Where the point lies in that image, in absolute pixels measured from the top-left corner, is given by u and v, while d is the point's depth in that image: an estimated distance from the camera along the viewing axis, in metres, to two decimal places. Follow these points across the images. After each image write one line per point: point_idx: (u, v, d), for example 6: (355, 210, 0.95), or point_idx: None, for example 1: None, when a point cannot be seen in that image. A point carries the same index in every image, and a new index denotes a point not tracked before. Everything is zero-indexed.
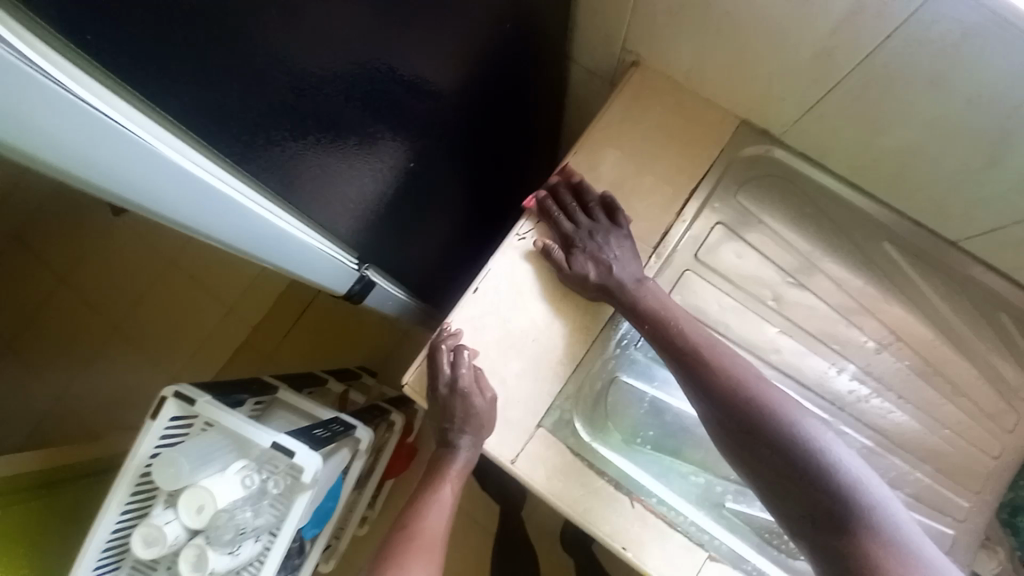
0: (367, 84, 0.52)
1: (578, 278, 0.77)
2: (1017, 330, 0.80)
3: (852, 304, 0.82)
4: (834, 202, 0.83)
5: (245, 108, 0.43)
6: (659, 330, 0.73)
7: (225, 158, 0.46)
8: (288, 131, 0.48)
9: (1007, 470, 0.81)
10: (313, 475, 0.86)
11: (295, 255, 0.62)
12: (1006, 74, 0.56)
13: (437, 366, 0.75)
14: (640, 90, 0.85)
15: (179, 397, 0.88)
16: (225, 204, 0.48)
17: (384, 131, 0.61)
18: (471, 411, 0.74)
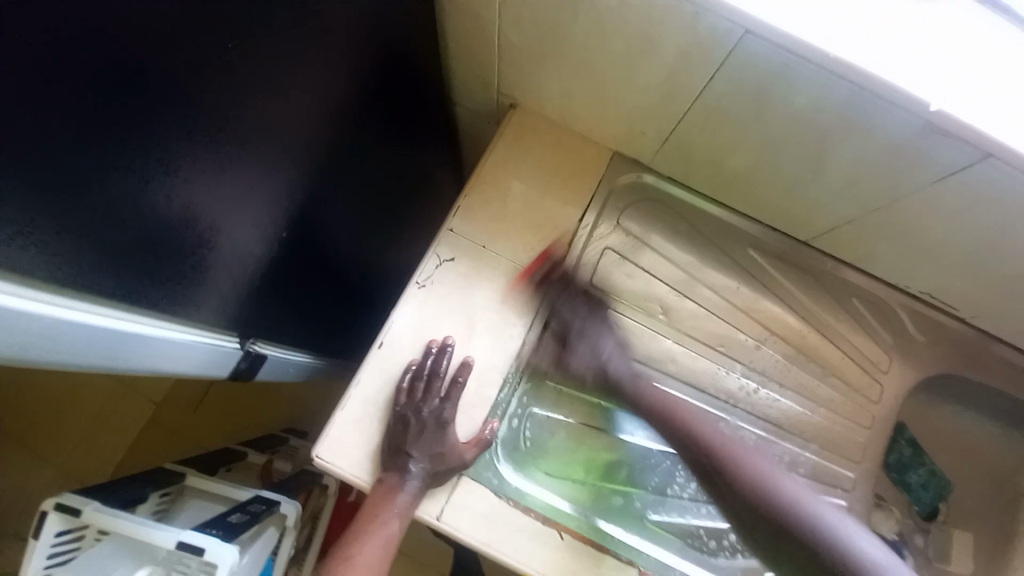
0: (211, 165, 0.49)
1: (566, 359, 0.84)
2: (869, 312, 0.91)
3: (729, 307, 0.90)
4: (703, 218, 0.91)
5: (64, 222, 0.38)
6: (665, 419, 0.80)
7: (42, 279, 0.41)
8: (119, 233, 0.44)
9: (880, 438, 0.91)
10: (229, 569, 0.79)
11: (155, 353, 0.56)
12: (812, 101, 0.64)
13: (429, 389, 0.75)
14: (519, 130, 0.89)
15: (63, 508, 0.78)
16: (53, 325, 0.43)
17: (246, 203, 0.57)
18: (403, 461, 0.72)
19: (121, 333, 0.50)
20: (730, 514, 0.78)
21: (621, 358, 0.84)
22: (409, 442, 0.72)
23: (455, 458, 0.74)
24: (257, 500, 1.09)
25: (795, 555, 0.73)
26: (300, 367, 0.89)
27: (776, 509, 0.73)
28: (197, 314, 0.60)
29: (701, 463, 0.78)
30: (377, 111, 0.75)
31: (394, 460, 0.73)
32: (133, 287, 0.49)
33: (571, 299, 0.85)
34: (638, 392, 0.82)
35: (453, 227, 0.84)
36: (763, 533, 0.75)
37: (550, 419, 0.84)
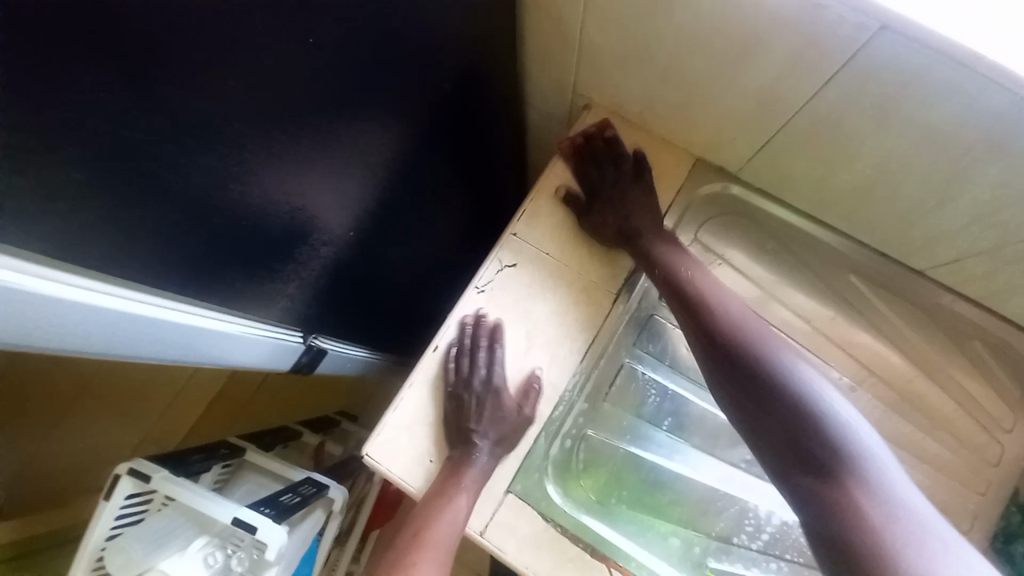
0: (281, 170, 0.48)
1: (596, 226, 0.78)
2: (992, 359, 0.78)
3: (821, 339, 0.80)
4: (796, 237, 0.81)
5: (135, 223, 0.38)
6: (669, 274, 0.73)
7: (117, 277, 0.42)
8: (189, 237, 0.44)
9: (993, 507, 0.78)
10: (279, 551, 0.81)
11: (220, 346, 0.57)
12: (953, 115, 0.54)
13: (474, 360, 0.74)
14: (594, 131, 0.83)
15: (136, 473, 0.83)
16: (125, 320, 0.44)
17: (315, 205, 0.57)
18: (461, 466, 0.70)
19: (188, 330, 0.51)
20: (758, 438, 0.60)
21: (654, 219, 0.77)
22: (472, 417, 0.71)
23: (515, 415, 0.73)
24: (307, 482, 1.11)
25: (794, 464, 0.56)
26: (358, 361, 0.89)
27: (784, 394, 0.59)
28: (265, 314, 0.61)
29: (721, 350, 0.65)
30: (452, 111, 0.72)
31: (458, 435, 0.72)
32: (207, 286, 0.50)
33: (592, 163, 0.81)
34: (647, 250, 0.76)
35: (517, 231, 0.80)
36: (764, 433, 0.59)
37: (604, 443, 0.78)
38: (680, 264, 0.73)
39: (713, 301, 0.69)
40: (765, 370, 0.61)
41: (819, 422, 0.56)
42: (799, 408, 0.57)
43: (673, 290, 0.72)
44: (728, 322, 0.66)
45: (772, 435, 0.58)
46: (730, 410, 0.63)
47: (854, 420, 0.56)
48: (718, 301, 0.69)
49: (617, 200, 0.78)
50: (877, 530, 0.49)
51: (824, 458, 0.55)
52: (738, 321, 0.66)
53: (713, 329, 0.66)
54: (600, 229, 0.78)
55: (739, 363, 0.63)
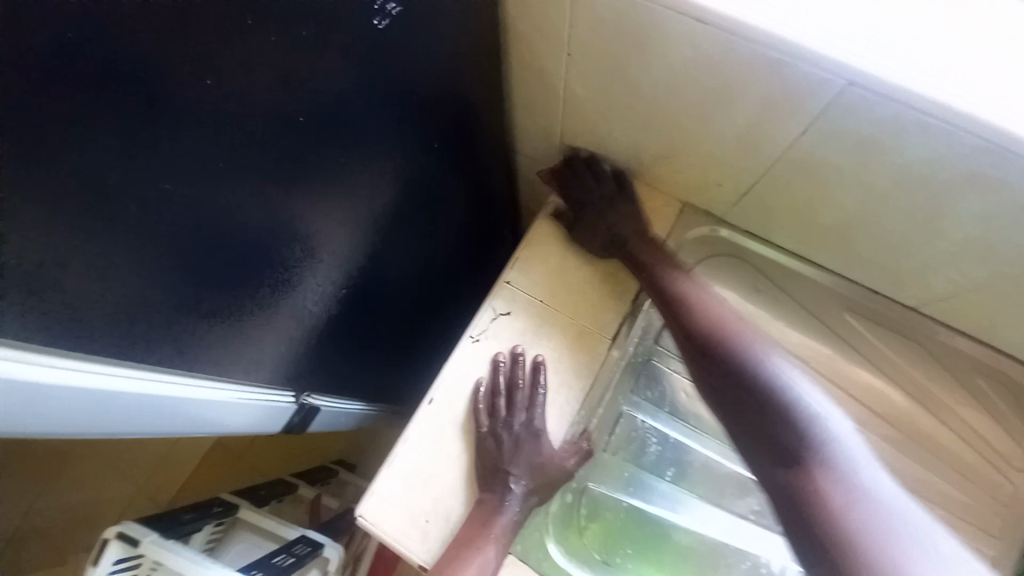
0: (267, 236, 0.50)
1: (587, 231, 0.81)
2: (998, 395, 0.76)
3: (821, 377, 0.79)
4: (787, 275, 0.82)
5: (121, 301, 0.39)
6: (677, 308, 0.73)
7: (109, 355, 0.42)
8: (177, 308, 0.45)
9: (1016, 552, 0.74)
10: None
11: (208, 413, 0.57)
12: (924, 156, 0.56)
13: (511, 400, 0.75)
14: (584, 179, 0.86)
15: (125, 538, 0.80)
16: (113, 395, 0.44)
17: (303, 265, 0.58)
18: (488, 517, 0.69)
19: (178, 398, 0.51)
20: (726, 417, 0.65)
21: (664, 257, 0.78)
22: (508, 458, 0.71)
23: (556, 466, 0.73)
24: (302, 541, 1.07)
25: (792, 515, 0.56)
26: (353, 415, 0.88)
27: (779, 423, 0.60)
28: (256, 374, 0.61)
29: (739, 400, 0.64)
30: (439, 165, 0.75)
31: (492, 479, 0.71)
32: (195, 350, 0.50)
33: (575, 181, 0.84)
34: (657, 281, 0.76)
35: (510, 279, 0.82)
36: (739, 420, 0.63)
37: (605, 495, 0.76)
38: (681, 298, 0.73)
39: (722, 334, 0.68)
40: (741, 370, 0.65)
41: (788, 407, 0.61)
42: (806, 452, 0.58)
43: (658, 287, 0.76)
44: (733, 348, 0.67)
45: (723, 390, 0.65)
46: (707, 395, 0.68)
47: (820, 412, 0.60)
48: (734, 334, 0.68)
49: (609, 204, 0.81)
50: (848, 520, 0.52)
51: (811, 505, 0.55)
52: (771, 381, 0.63)
53: (727, 364, 0.66)
54: (584, 231, 0.81)
55: (713, 352, 0.67)
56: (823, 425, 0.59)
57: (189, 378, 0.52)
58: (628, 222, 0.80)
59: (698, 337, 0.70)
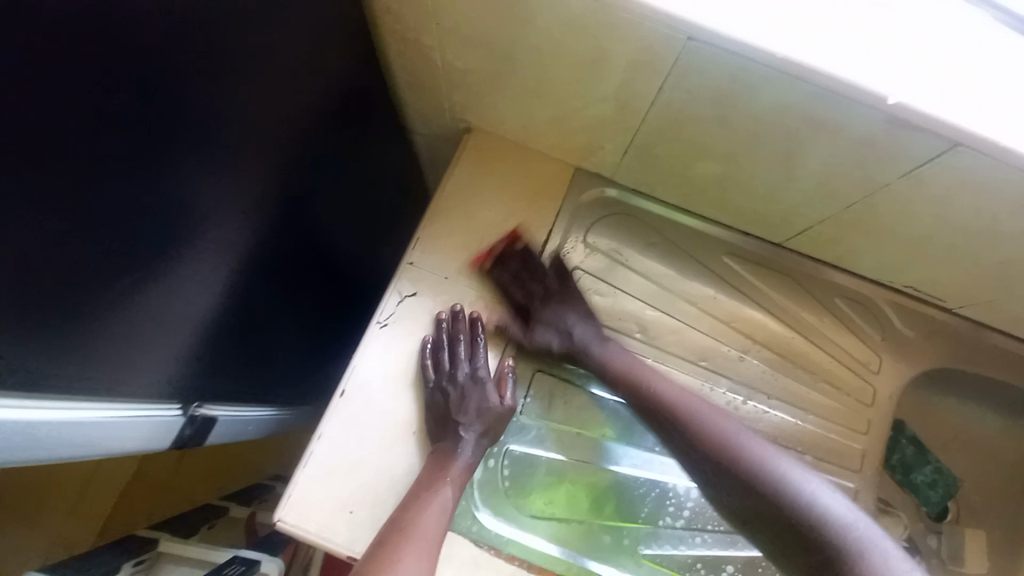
0: (124, 220, 0.44)
1: (541, 347, 0.81)
2: (854, 312, 0.87)
3: (709, 318, 0.87)
4: (674, 228, 0.87)
5: None
6: (633, 391, 0.77)
7: None
8: (17, 313, 0.38)
9: (879, 444, 0.85)
10: None
11: (88, 427, 0.51)
12: (767, 102, 0.61)
13: (454, 353, 0.76)
14: (478, 152, 0.86)
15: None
16: None
17: (175, 257, 0.53)
18: (431, 475, 0.70)
19: (42, 424, 0.45)
20: (722, 500, 0.71)
21: (591, 327, 0.81)
22: (457, 410, 0.74)
23: (500, 406, 0.76)
24: (236, 560, 1.02)
25: (799, 554, 0.65)
26: (259, 423, 0.82)
27: (755, 487, 0.67)
28: (129, 390, 0.55)
29: (719, 473, 0.70)
30: (319, 149, 0.72)
31: (445, 429, 0.73)
32: (51, 368, 0.45)
33: (513, 290, 0.81)
34: (603, 363, 0.79)
35: (414, 259, 0.81)
36: (749, 516, 0.69)
37: (528, 455, 0.78)
38: (637, 377, 0.77)
39: (679, 407, 0.74)
40: (720, 454, 0.69)
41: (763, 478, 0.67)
42: (788, 508, 0.65)
43: (610, 368, 0.79)
44: (687, 423, 0.73)
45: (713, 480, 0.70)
46: (693, 474, 0.73)
47: (768, 453, 0.69)
48: (684, 404, 0.74)
49: (558, 301, 0.83)
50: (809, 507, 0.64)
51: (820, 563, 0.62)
52: (730, 451, 0.69)
53: (693, 443, 0.71)
54: (538, 346, 0.81)
55: (678, 427, 0.72)
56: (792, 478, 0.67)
57: (51, 401, 0.46)
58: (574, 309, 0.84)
59: (689, 433, 0.72)
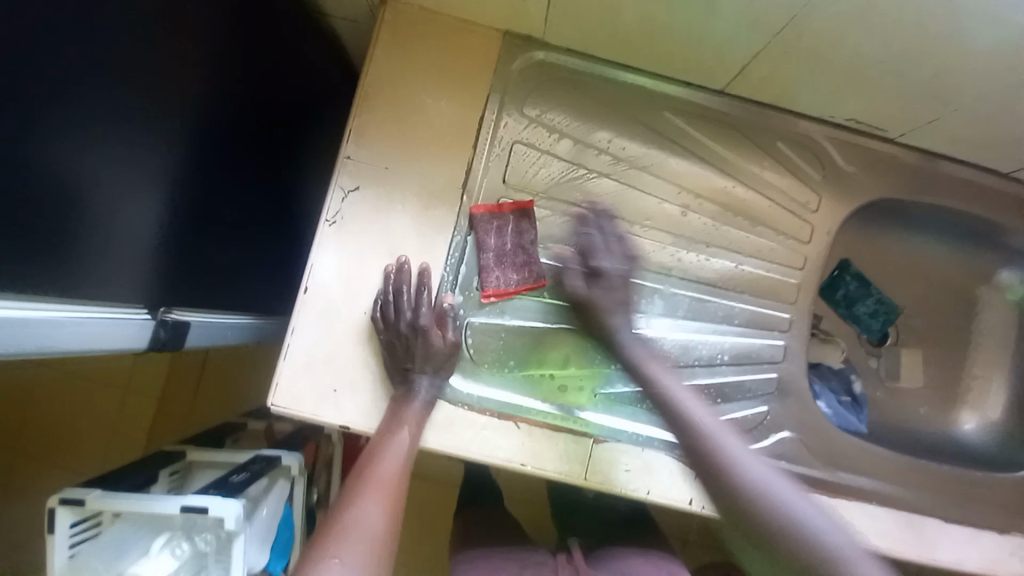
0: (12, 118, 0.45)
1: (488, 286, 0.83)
2: (794, 153, 0.87)
3: (654, 179, 0.87)
4: (611, 86, 0.85)
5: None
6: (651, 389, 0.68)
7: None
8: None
9: (816, 277, 0.88)
10: (233, 518, 0.91)
11: (108, 329, 0.61)
12: None
13: (401, 303, 0.78)
14: (397, 27, 0.81)
15: (67, 503, 0.89)
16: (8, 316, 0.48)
17: (95, 151, 0.55)
18: (423, 346, 0.78)
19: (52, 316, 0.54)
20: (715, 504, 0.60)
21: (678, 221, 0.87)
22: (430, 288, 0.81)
23: (444, 345, 0.80)
24: (257, 459, 1.12)
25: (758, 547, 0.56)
26: (238, 330, 0.88)
27: (763, 517, 0.55)
28: (106, 292, 0.61)
29: (707, 473, 0.60)
30: (215, 40, 0.69)
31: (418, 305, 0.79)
32: (33, 269, 0.51)
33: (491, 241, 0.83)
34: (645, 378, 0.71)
35: (351, 153, 0.80)
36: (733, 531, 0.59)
37: (488, 325, 0.85)
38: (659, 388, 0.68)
39: (685, 416, 0.64)
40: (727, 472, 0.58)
41: (772, 512, 0.55)
42: (788, 536, 0.53)
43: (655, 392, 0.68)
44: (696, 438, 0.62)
45: (689, 461, 0.62)
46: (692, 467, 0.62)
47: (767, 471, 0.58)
48: (684, 417, 0.64)
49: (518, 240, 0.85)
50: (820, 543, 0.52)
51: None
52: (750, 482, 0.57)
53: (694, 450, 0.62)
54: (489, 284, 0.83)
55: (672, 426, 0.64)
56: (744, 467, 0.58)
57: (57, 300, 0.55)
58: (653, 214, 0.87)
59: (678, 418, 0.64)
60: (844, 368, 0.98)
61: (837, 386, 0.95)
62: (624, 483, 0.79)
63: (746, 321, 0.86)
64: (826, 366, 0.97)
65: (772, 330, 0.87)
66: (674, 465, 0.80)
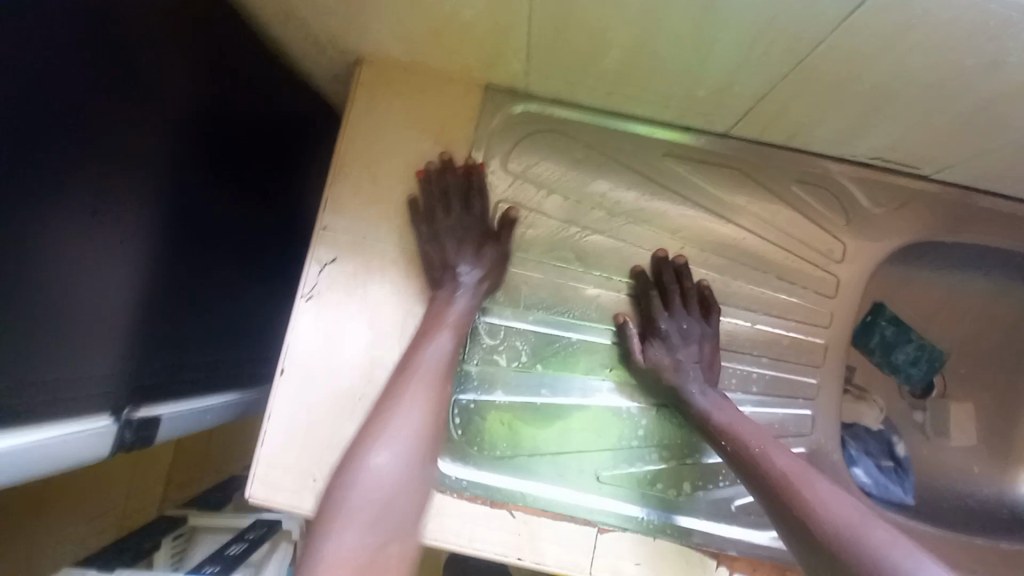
0: None
1: (428, 256, 0.74)
2: (813, 196, 0.78)
3: (653, 232, 0.79)
4: (603, 133, 0.78)
5: None
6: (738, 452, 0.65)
7: None
8: None
9: (844, 333, 0.78)
10: None
11: (57, 447, 0.55)
12: None
13: (454, 223, 0.74)
14: (370, 86, 0.76)
15: None
16: None
17: (48, 250, 0.52)
18: (445, 254, 0.73)
19: None
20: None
21: (698, 271, 0.78)
22: (443, 220, 0.74)
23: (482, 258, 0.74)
24: (257, 525, 1.01)
25: None
26: (217, 410, 0.83)
27: None
28: (56, 408, 0.55)
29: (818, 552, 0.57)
30: (177, 126, 0.66)
31: (428, 212, 0.74)
32: None
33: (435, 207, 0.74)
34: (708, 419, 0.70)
35: (326, 224, 0.75)
36: None
37: (478, 403, 0.76)
38: (753, 453, 0.64)
39: (797, 485, 0.60)
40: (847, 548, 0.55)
41: None
42: None
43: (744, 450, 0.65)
44: (807, 508, 0.58)
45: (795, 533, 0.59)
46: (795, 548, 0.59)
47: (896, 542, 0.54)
48: (804, 480, 0.61)
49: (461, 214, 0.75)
50: None
51: None
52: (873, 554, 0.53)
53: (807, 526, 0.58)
54: (429, 239, 0.74)
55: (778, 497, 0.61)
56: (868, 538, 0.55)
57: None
58: (670, 195, 0.78)
59: (772, 489, 0.61)
60: (884, 429, 0.87)
61: (876, 449, 0.85)
62: None
63: (765, 388, 0.77)
64: (862, 427, 0.86)
65: (797, 398, 0.77)
66: (690, 554, 0.72)
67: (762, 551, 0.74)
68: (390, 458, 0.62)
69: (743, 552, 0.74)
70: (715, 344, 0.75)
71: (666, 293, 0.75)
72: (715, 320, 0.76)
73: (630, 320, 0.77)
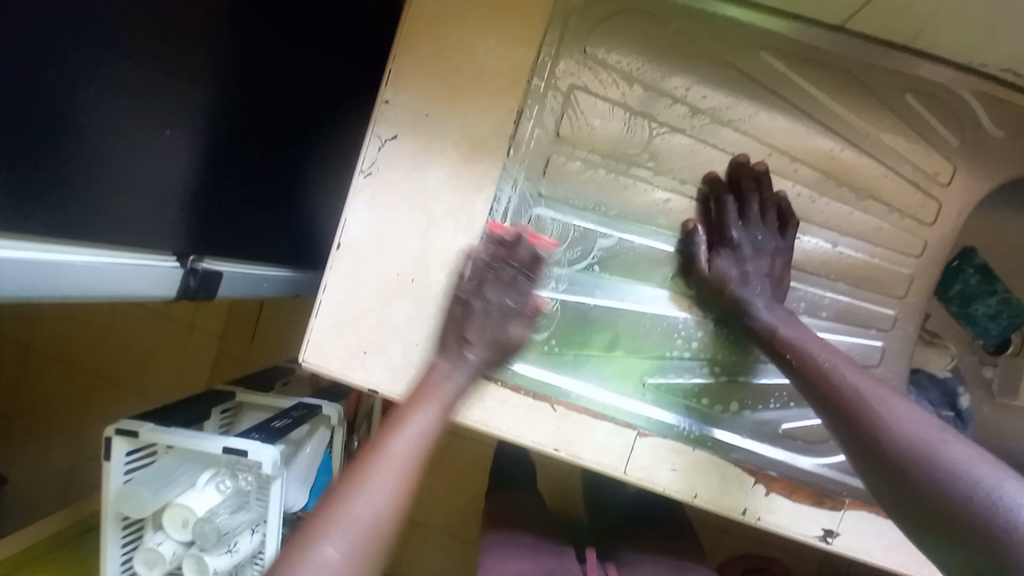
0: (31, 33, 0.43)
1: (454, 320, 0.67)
2: (928, 110, 0.71)
3: (738, 137, 0.73)
4: (696, 19, 0.71)
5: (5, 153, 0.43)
6: (806, 365, 0.63)
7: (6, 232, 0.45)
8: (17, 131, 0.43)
9: (934, 266, 0.73)
10: (273, 465, 0.83)
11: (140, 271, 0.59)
12: None
13: (493, 289, 0.68)
14: None
15: (123, 433, 0.83)
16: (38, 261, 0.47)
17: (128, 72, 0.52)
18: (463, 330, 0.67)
19: (74, 261, 0.51)
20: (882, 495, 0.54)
21: (783, 186, 0.73)
22: (474, 323, 0.68)
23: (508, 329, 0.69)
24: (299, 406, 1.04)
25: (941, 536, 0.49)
26: (273, 280, 0.85)
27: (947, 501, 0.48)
28: (134, 236, 0.58)
29: (881, 464, 0.54)
30: None
31: (459, 332, 0.68)
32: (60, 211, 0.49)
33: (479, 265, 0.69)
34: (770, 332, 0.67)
35: (387, 98, 0.69)
36: (903, 510, 0.52)
37: None
38: (823, 367, 0.61)
39: (864, 397, 0.57)
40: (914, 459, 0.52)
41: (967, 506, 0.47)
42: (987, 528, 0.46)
43: (811, 364, 0.62)
44: (875, 421, 0.55)
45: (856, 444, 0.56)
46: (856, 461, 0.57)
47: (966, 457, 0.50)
48: (874, 394, 0.57)
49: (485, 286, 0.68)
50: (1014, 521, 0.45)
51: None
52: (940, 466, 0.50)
53: (871, 437, 0.55)
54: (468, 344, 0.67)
55: (842, 409, 0.58)
56: (939, 452, 0.51)
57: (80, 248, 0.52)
58: (764, 97, 0.72)
59: (841, 400, 0.59)
60: (949, 378, 0.82)
61: (936, 398, 0.79)
62: (667, 484, 0.70)
63: (835, 315, 0.73)
64: (926, 373, 0.81)
65: (868, 328, 0.73)
66: (727, 469, 0.71)
67: (801, 474, 0.73)
68: (349, 531, 0.55)
69: (783, 473, 0.73)
70: (785, 260, 0.71)
71: (742, 201, 0.71)
72: (790, 235, 0.72)
73: (699, 226, 0.73)
